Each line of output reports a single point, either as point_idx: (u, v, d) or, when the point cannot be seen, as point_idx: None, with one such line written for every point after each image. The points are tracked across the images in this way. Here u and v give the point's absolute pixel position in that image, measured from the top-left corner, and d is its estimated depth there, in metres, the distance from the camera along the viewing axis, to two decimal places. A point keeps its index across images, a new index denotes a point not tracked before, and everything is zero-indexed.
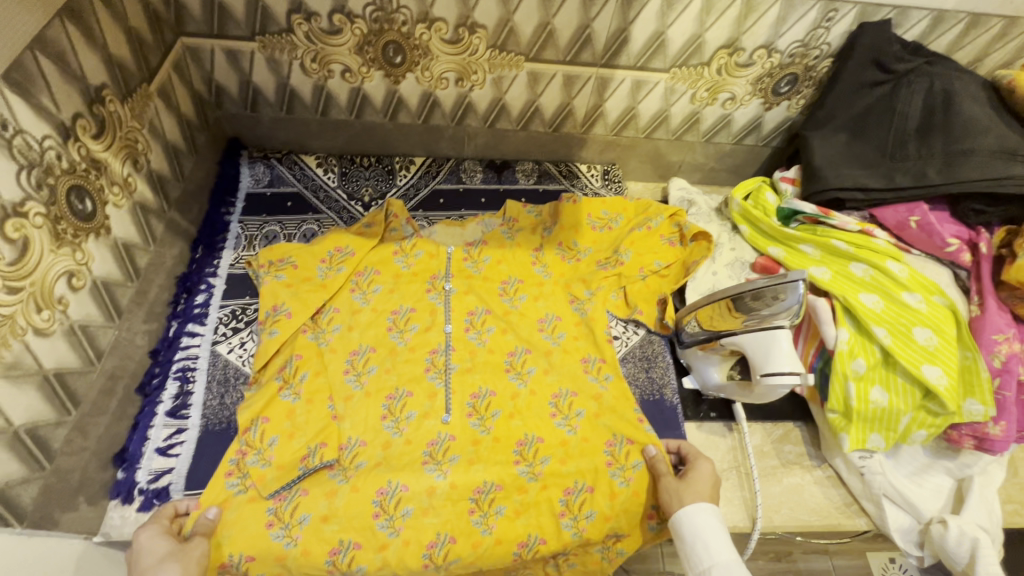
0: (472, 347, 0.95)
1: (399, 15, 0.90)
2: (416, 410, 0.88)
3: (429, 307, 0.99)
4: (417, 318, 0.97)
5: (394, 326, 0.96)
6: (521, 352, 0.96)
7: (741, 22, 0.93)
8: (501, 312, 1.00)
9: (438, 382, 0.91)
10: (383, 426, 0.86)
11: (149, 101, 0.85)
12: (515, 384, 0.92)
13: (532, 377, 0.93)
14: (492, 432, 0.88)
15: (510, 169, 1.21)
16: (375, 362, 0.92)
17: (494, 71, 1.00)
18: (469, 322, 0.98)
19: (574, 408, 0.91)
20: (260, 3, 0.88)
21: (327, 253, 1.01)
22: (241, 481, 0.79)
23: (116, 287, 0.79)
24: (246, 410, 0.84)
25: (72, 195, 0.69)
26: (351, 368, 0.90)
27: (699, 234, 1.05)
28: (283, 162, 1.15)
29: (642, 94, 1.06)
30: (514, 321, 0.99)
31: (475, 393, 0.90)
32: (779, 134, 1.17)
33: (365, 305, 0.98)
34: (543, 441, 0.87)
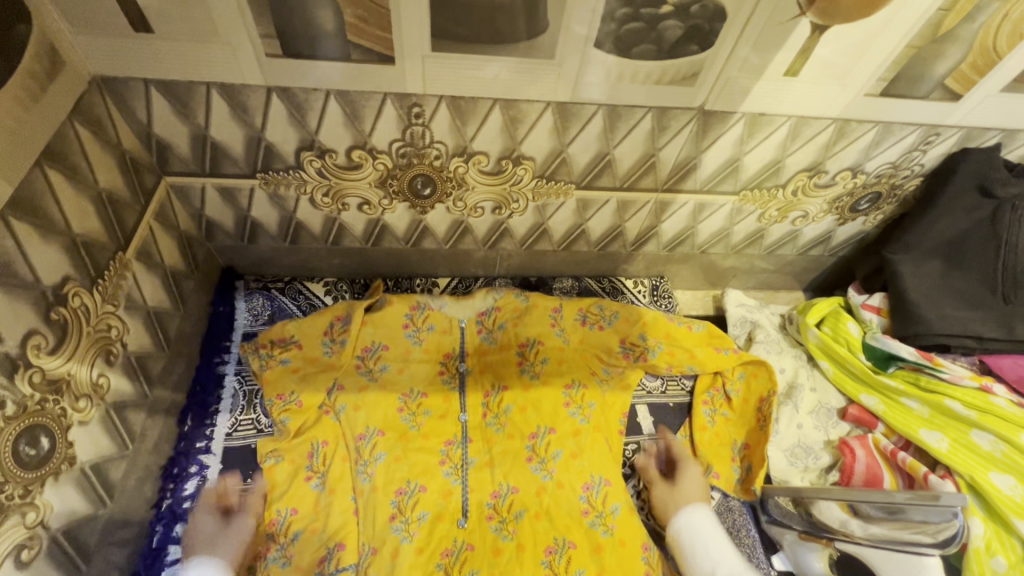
0: (490, 436, 0.88)
1: (431, 150, 0.75)
2: (428, 510, 0.81)
3: (443, 392, 0.91)
4: (431, 403, 0.90)
5: (405, 407, 0.88)
6: (544, 433, 0.87)
7: (829, 147, 0.80)
8: (521, 388, 0.92)
9: (453, 479, 0.84)
10: (391, 528, 0.79)
11: (126, 271, 0.68)
12: (540, 477, 0.84)
13: (558, 462, 0.85)
14: (516, 537, 0.79)
15: (546, 287, 1.06)
16: (382, 449, 0.84)
17: (539, 199, 0.86)
18: (485, 405, 0.91)
19: (609, 502, 0.82)
20: (263, 142, 0.72)
21: (328, 325, 0.91)
22: (283, 555, 0.74)
23: (82, 526, 0.61)
24: (270, 502, 0.78)
25: (22, 442, 0.52)
26: (358, 456, 0.83)
27: (755, 362, 0.93)
28: (286, 291, 0.99)
29: (704, 215, 0.93)
30: (535, 398, 0.91)
31: (496, 492, 0.83)
32: (850, 246, 1.04)
33: (371, 383, 0.89)
34: (576, 547, 0.78)
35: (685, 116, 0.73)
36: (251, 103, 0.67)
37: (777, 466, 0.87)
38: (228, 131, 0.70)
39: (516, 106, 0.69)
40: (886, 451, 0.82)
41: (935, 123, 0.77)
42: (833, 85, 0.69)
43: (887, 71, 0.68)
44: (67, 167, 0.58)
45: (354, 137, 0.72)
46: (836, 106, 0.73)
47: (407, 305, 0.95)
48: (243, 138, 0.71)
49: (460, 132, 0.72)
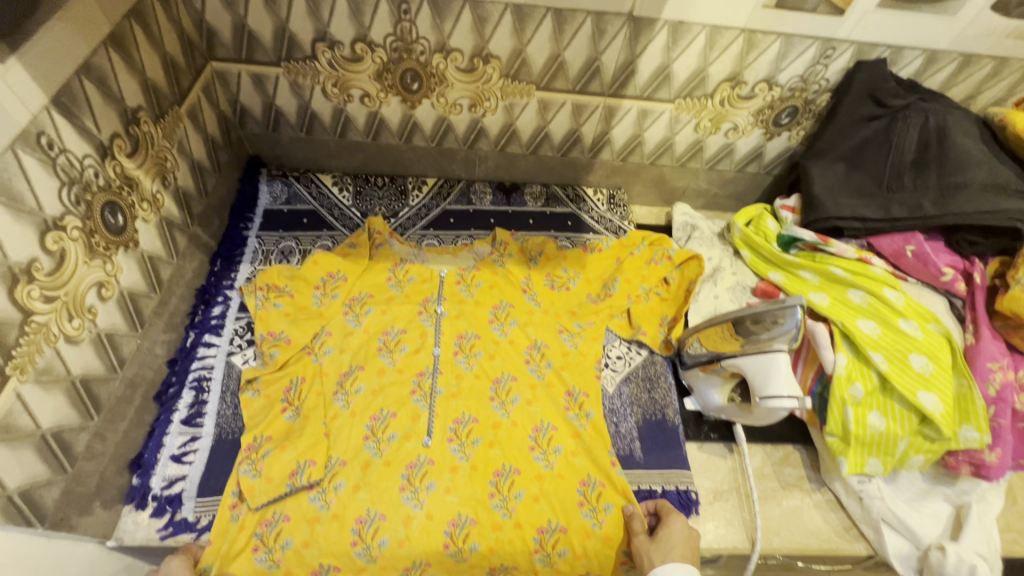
0: (459, 372, 0.99)
1: (418, 45, 0.95)
2: (398, 431, 0.90)
3: (420, 329, 1.03)
4: (408, 340, 1.01)
5: (384, 346, 1.00)
6: (506, 379, 0.99)
7: (743, 57, 0.97)
8: (490, 340, 1.04)
9: (422, 405, 0.94)
10: (364, 446, 0.89)
11: (179, 123, 0.89)
12: (498, 414, 0.95)
13: (516, 405, 0.96)
14: (471, 459, 0.90)
15: (519, 191, 1.26)
16: (362, 382, 0.95)
17: (506, 98, 1.05)
18: (458, 345, 1.02)
19: (552, 444, 0.93)
20: (287, 32, 0.93)
21: (320, 280, 1.06)
22: (253, 466, 0.84)
23: (140, 298, 0.82)
24: (250, 428, 0.88)
25: (106, 211, 0.73)
26: (339, 388, 0.94)
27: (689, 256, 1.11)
28: (300, 180, 1.20)
29: (648, 123, 1.10)
30: (502, 350, 1.03)
31: (458, 419, 0.94)
32: (780, 163, 1.20)
33: (357, 328, 1.02)
34: (520, 473, 0.89)
35: (619, 22, 0.91)
36: None
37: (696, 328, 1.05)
38: (261, 20, 0.91)
39: (482, 7, 0.88)
40: None
41: (828, 37, 0.94)
42: None
43: None
44: (145, 27, 0.79)
45: (357, 30, 0.92)
46: (741, 16, 0.90)
47: (391, 263, 1.11)
48: (272, 28, 0.92)
49: (440, 29, 0.92)
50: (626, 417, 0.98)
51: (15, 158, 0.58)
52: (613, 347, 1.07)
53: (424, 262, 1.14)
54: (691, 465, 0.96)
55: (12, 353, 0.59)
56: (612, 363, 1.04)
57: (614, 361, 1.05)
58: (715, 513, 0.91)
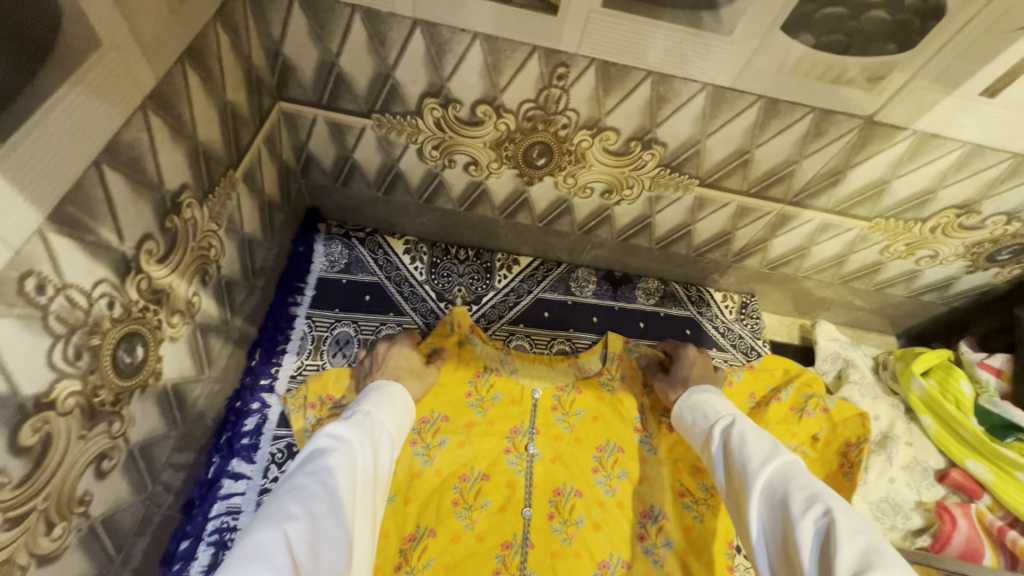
0: (555, 547, 0.70)
1: (561, 117, 0.70)
2: None
3: (507, 477, 0.75)
4: (490, 492, 0.74)
5: (460, 500, 0.73)
6: (617, 565, 0.70)
7: (992, 185, 0.72)
8: (596, 502, 0.74)
9: None
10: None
11: (232, 192, 0.65)
12: None
13: None
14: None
15: (629, 284, 1.01)
16: (433, 553, 0.69)
17: (655, 190, 0.80)
18: (554, 505, 0.73)
19: None
20: (390, 81, 0.68)
21: None
22: None
23: (156, 444, 0.59)
24: None
25: (121, 349, 0.49)
26: (402, 563, 0.68)
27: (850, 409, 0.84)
28: (365, 242, 0.96)
29: (824, 237, 0.86)
30: (611, 519, 0.73)
31: None
32: (967, 298, 0.95)
33: (426, 467, 0.75)
34: None
35: (849, 125, 0.66)
36: (391, 36, 0.62)
37: None
38: (358, 63, 0.66)
39: (668, 84, 0.63)
40: (992, 527, 0.75)
41: None
42: None
43: None
44: (204, 70, 0.55)
45: (486, 90, 0.67)
46: (1021, 140, 0.65)
47: (473, 372, 0.82)
48: (371, 74, 0.67)
49: (599, 103, 0.67)
50: None
51: None
52: None
53: (512, 372, 0.84)
54: None
55: None
56: None
57: None
58: None
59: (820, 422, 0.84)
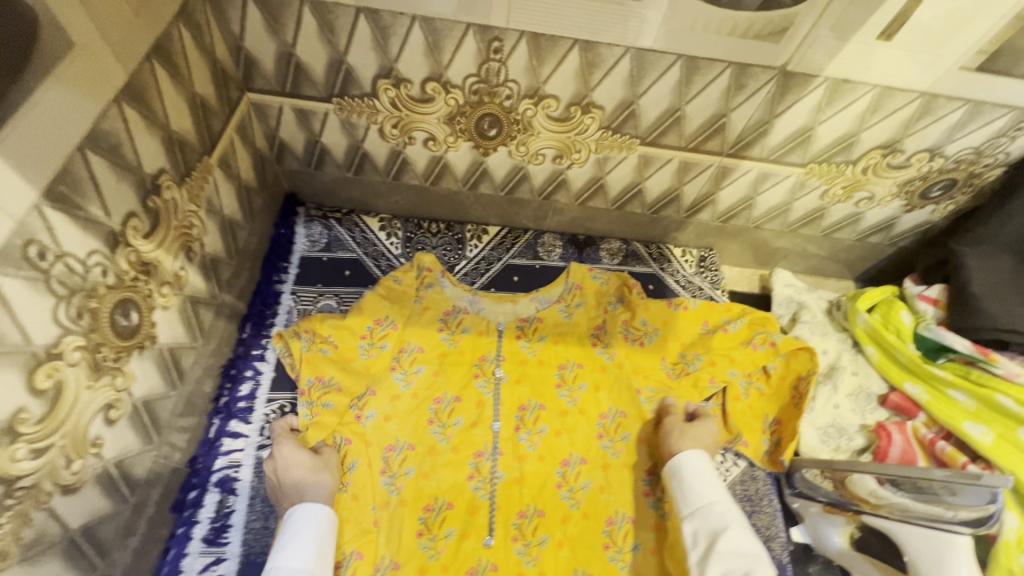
0: (521, 452, 0.87)
1: (504, 89, 0.76)
2: (455, 528, 0.80)
3: (476, 397, 0.90)
4: (461, 411, 0.89)
5: (435, 418, 0.87)
6: (575, 462, 0.87)
7: (910, 124, 0.77)
8: (557, 411, 0.91)
9: (481, 493, 0.83)
10: (418, 547, 0.78)
11: (209, 175, 0.72)
12: (567, 505, 0.83)
13: (586, 493, 0.85)
14: (539, 564, 0.79)
15: (593, 246, 1.08)
16: (411, 463, 0.84)
17: (601, 151, 0.86)
18: (519, 419, 0.89)
19: (629, 539, 0.82)
20: (344, 65, 0.74)
21: (367, 327, 0.91)
22: None
23: (157, 402, 0.67)
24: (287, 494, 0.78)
25: (117, 312, 0.57)
26: (387, 468, 0.83)
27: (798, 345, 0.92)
28: (343, 222, 1.03)
29: (766, 186, 0.91)
30: (572, 423, 0.90)
31: (522, 512, 0.82)
32: (912, 236, 1.01)
33: (404, 390, 0.89)
34: None
35: (765, 76, 0.71)
36: (339, 24, 0.69)
37: (809, 444, 0.88)
38: (314, 51, 0.73)
39: (595, 49, 0.69)
40: (924, 440, 0.82)
41: None
42: (929, 53, 0.66)
43: (989, 44, 0.65)
44: (171, 66, 0.61)
45: (431, 68, 0.74)
46: (925, 79, 0.70)
47: (442, 310, 0.96)
48: (326, 60, 0.74)
49: (536, 72, 0.73)
50: None
51: None
52: None
53: (479, 310, 0.99)
54: None
55: None
56: None
57: None
58: None
59: (769, 355, 0.94)
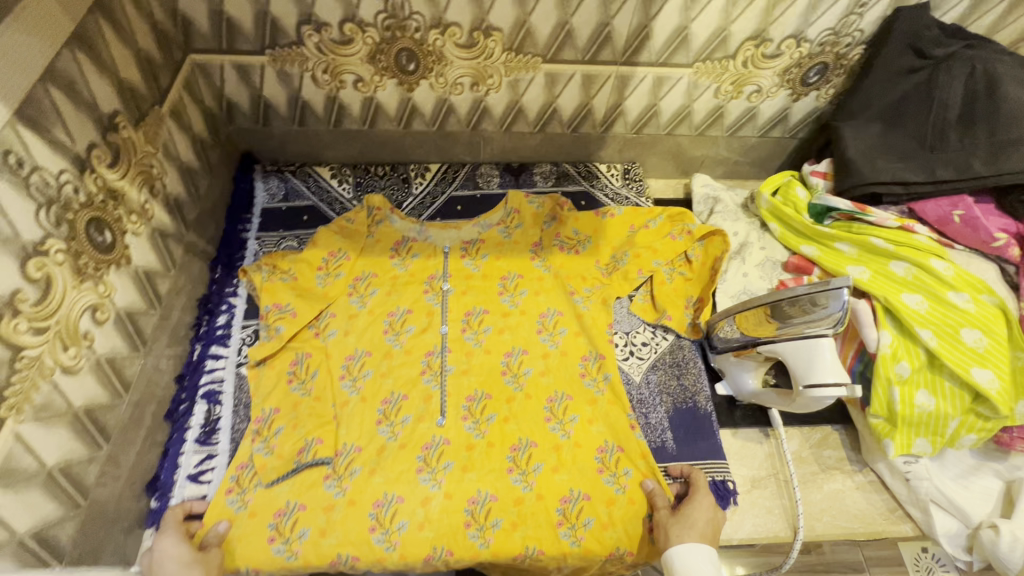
0: (468, 349, 0.97)
1: (412, 21, 0.87)
2: (410, 414, 0.90)
3: (427, 309, 1.01)
4: (413, 321, 0.99)
5: (390, 329, 0.98)
6: (518, 353, 0.97)
7: (768, 12, 0.88)
8: (500, 313, 1.02)
9: (433, 384, 0.93)
10: (378, 431, 0.88)
11: (162, 124, 0.83)
12: (512, 388, 0.94)
13: (528, 377, 0.95)
14: (487, 436, 0.89)
15: (527, 171, 1.19)
16: (370, 366, 0.94)
17: (511, 74, 0.97)
18: (466, 322, 1.00)
19: (569, 413, 0.92)
20: (269, 16, 0.85)
21: (322, 259, 1.02)
22: (265, 444, 0.84)
23: (139, 316, 0.78)
24: (258, 399, 0.88)
25: (92, 229, 0.68)
26: (345, 373, 0.92)
27: (710, 232, 1.04)
28: (297, 174, 1.14)
29: (664, 91, 1.02)
30: (514, 322, 1.01)
31: (471, 397, 0.92)
32: (807, 126, 1.12)
33: (361, 310, 0.99)
34: (538, 446, 0.88)
35: None
36: None
37: (724, 310, 0.99)
38: (241, 5, 0.83)
39: None
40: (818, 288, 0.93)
41: None
42: None
43: None
44: (114, 22, 0.72)
45: (345, 9, 0.85)
46: None
47: (392, 242, 1.08)
48: (252, 13, 0.85)
49: (435, 2, 0.84)
50: (656, 407, 0.94)
51: None
52: (637, 333, 1.02)
53: (427, 238, 1.10)
54: (727, 453, 0.91)
55: (3, 393, 0.55)
56: (637, 350, 1.00)
57: (639, 349, 1.00)
58: (754, 502, 0.88)
59: (688, 242, 1.05)
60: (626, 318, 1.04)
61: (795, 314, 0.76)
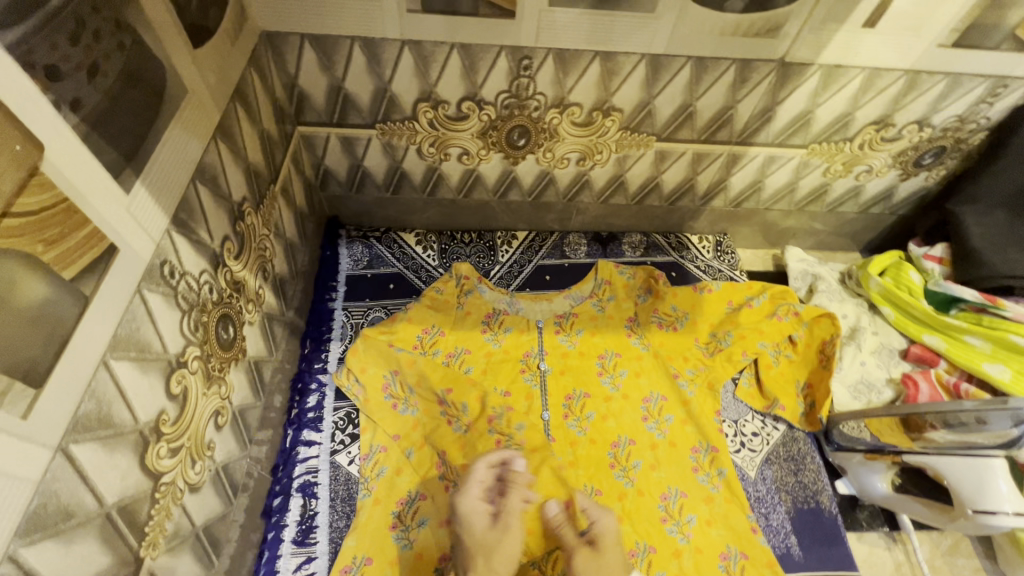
0: (573, 438, 0.92)
1: (532, 101, 0.84)
2: None
3: (524, 390, 0.96)
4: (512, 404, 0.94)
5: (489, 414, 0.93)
6: (624, 443, 0.91)
7: (898, 100, 0.86)
8: (602, 397, 0.96)
9: None
10: None
11: (275, 203, 0.80)
12: (622, 483, 0.88)
13: (638, 471, 0.89)
14: None
15: (616, 241, 1.15)
16: None
17: (621, 151, 0.94)
18: (568, 407, 0.95)
19: (684, 512, 0.85)
20: (388, 93, 0.82)
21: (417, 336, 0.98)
22: None
23: (248, 410, 0.73)
24: (365, 496, 0.82)
25: (220, 327, 0.63)
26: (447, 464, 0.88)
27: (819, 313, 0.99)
28: (382, 240, 1.10)
29: (772, 169, 0.99)
30: (617, 407, 0.95)
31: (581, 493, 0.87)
32: (910, 203, 1.09)
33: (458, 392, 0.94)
34: (657, 551, 0.82)
35: (766, 68, 0.80)
36: (384, 56, 0.77)
37: (842, 402, 0.94)
38: (361, 83, 0.81)
39: (614, 59, 0.78)
40: (949, 385, 0.89)
41: (1002, 75, 0.82)
42: (909, 36, 0.75)
43: (960, 22, 0.73)
44: (247, 106, 0.69)
45: (467, 88, 0.82)
46: (908, 59, 0.79)
47: (483, 314, 1.02)
48: (371, 90, 0.82)
49: (561, 83, 0.81)
50: (775, 507, 0.88)
51: (142, 301, 0.48)
52: (746, 421, 0.96)
53: (518, 311, 1.04)
54: (857, 563, 0.85)
55: (144, 530, 0.50)
56: (748, 441, 0.94)
57: (750, 439, 0.95)
58: None
59: (795, 324, 1.00)
60: (732, 405, 0.98)
61: (938, 431, 0.74)
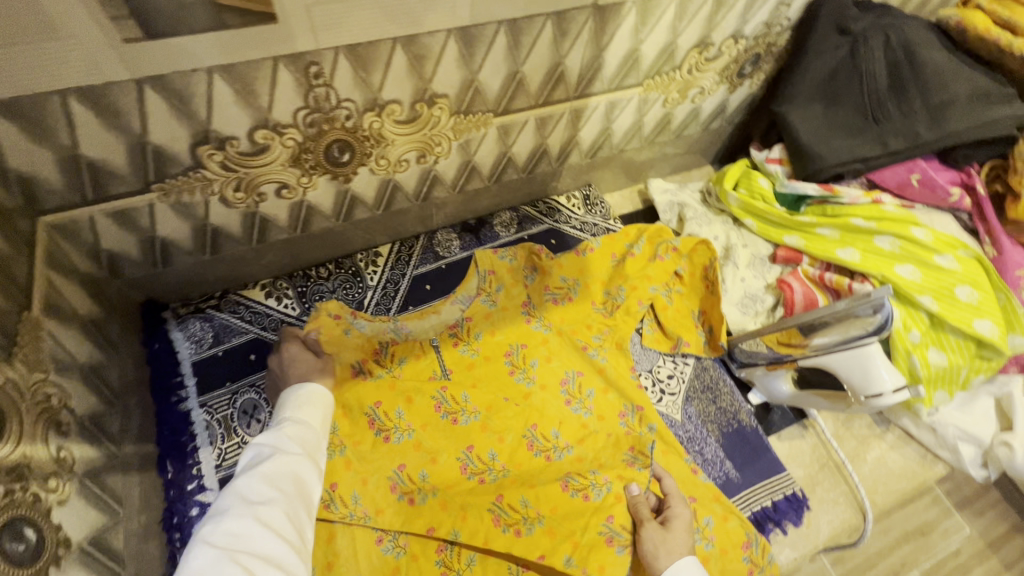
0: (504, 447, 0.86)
1: (341, 110, 0.70)
2: (475, 552, 0.78)
3: (440, 422, 0.87)
4: (435, 437, 0.86)
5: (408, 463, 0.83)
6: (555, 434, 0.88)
7: (712, 19, 0.84)
8: (521, 397, 0.91)
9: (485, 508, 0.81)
10: None
11: (40, 333, 0.60)
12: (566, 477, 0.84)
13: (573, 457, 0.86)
14: None
15: (487, 224, 1.08)
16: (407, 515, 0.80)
17: (460, 137, 0.84)
18: (487, 419, 0.88)
19: None
20: (149, 146, 0.63)
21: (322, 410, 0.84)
22: None
23: None
24: None
25: (5, 538, 0.48)
26: (384, 535, 0.79)
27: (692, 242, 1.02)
28: (223, 306, 0.91)
29: (616, 114, 0.96)
30: (539, 402, 0.90)
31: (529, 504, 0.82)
32: (742, 110, 1.13)
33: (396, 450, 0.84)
34: None
35: (582, 16, 0.73)
36: (121, 102, 0.58)
37: (735, 319, 0.99)
38: (105, 143, 0.61)
39: (418, 42, 0.66)
40: (815, 278, 0.96)
41: None
42: None
43: None
44: None
45: (253, 116, 0.66)
46: None
47: (370, 351, 0.90)
48: (124, 148, 0.62)
49: (367, 83, 0.68)
50: (707, 440, 0.92)
51: None
52: (660, 367, 0.98)
53: (406, 335, 0.94)
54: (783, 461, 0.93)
55: None
56: (666, 386, 0.96)
57: (667, 383, 0.96)
58: (822, 499, 0.90)
59: (677, 259, 1.01)
60: (643, 355, 0.98)
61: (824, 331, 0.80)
